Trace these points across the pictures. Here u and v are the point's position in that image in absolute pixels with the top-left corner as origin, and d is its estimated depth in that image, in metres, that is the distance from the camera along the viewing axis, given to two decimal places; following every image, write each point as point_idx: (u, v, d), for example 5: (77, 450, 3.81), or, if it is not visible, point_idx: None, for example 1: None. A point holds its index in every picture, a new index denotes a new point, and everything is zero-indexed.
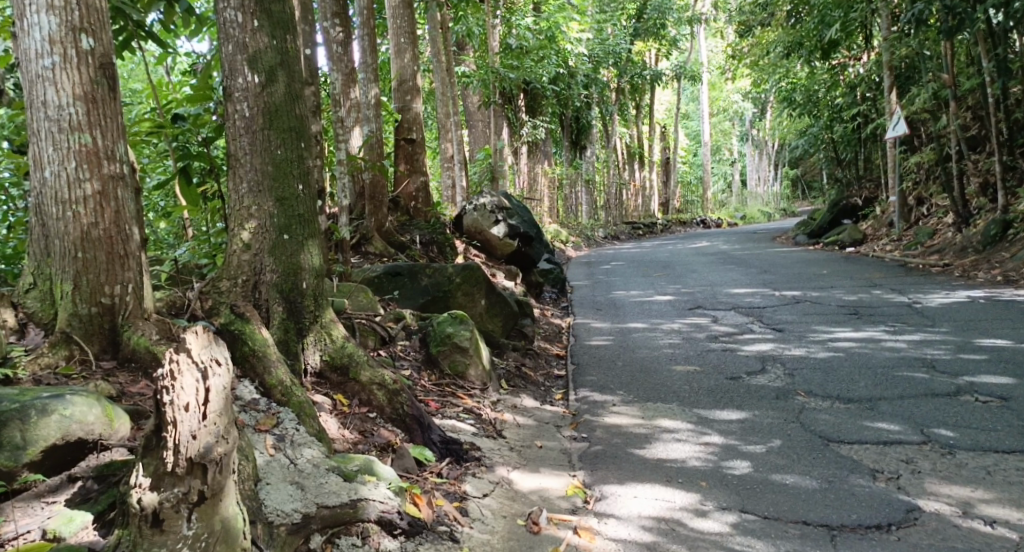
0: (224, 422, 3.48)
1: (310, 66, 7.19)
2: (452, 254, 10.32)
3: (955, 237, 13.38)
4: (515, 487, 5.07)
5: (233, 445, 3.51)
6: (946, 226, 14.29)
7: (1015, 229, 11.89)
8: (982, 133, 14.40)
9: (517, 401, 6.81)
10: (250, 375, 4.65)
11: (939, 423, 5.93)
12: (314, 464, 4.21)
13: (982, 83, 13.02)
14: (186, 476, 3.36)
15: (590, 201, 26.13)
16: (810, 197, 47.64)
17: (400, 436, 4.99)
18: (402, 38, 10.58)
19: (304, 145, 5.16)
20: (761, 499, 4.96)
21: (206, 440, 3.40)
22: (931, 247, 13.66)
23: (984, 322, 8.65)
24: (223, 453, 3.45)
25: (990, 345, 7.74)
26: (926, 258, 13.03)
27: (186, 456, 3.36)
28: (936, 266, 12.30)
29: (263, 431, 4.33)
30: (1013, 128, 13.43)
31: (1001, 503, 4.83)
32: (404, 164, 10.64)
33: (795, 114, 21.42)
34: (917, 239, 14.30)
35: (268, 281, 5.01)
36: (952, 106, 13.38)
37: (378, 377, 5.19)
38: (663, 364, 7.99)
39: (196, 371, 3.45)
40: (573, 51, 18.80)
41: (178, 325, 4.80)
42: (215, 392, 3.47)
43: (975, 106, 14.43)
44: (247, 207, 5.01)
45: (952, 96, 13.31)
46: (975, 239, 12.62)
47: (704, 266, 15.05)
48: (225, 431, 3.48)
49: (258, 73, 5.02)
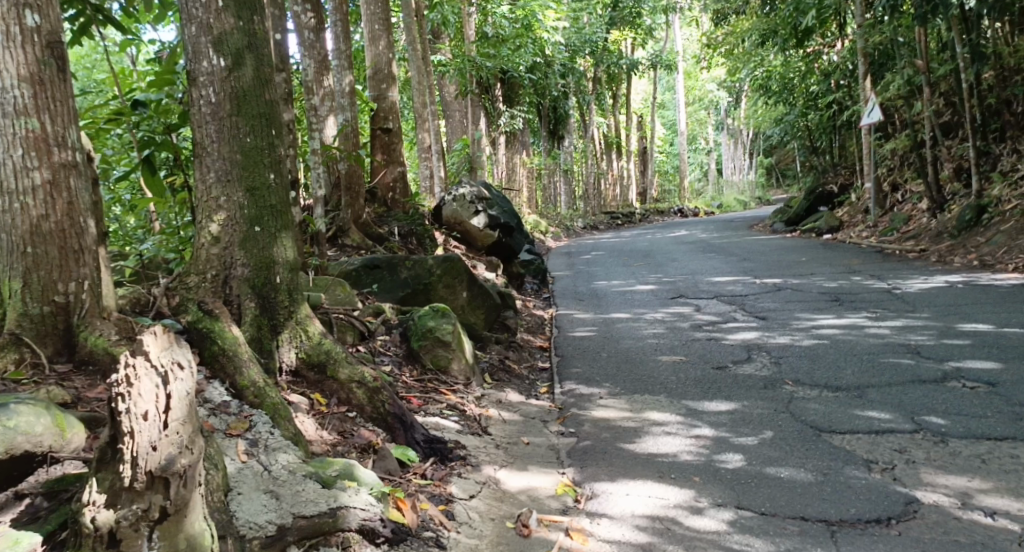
0: (189, 431, 3.26)
1: (280, 52, 6.94)
2: (431, 246, 10.07)
3: (930, 223, 13.33)
4: (503, 487, 4.87)
5: (200, 455, 3.28)
6: (921, 212, 14.23)
7: (989, 214, 11.82)
8: (955, 119, 14.29)
9: (502, 395, 6.61)
10: (220, 376, 4.40)
11: (929, 410, 5.79)
12: (290, 469, 3.98)
13: (955, 68, 12.92)
14: (145, 491, 3.14)
15: (569, 191, 26.02)
16: (784, 185, 47.78)
17: (382, 435, 4.77)
18: (376, 25, 10.31)
19: (274, 133, 4.91)
20: (757, 495, 4.79)
21: (168, 451, 3.17)
22: (906, 233, 13.59)
23: (965, 307, 8.54)
24: (187, 465, 3.21)
25: (973, 330, 7.62)
26: (902, 243, 12.95)
27: (145, 469, 3.13)
28: (912, 252, 12.21)
29: (235, 436, 4.09)
30: (986, 112, 13.36)
31: (1000, 493, 4.68)
32: (381, 154, 10.39)
33: (771, 103, 21.32)
34: (893, 225, 14.24)
35: (239, 276, 4.76)
36: (925, 92, 13.32)
37: (358, 374, 4.96)
38: (648, 354, 7.82)
39: (156, 376, 3.23)
40: (549, 39, 18.55)
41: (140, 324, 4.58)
42: (177, 397, 3.24)
43: (949, 92, 14.37)
44: (215, 198, 4.75)
45: (925, 82, 13.24)
46: (951, 224, 12.56)
47: (684, 254, 14.91)
48: (189, 441, 3.24)
49: (223, 55, 4.76)
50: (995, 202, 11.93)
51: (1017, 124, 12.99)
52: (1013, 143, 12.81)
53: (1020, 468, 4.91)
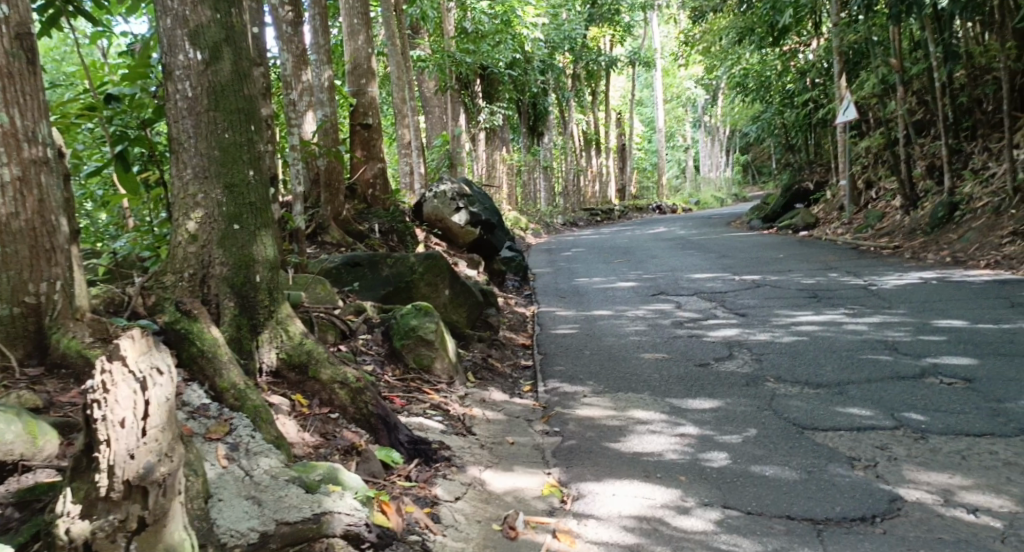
0: (168, 438, 3.17)
1: (258, 46, 6.84)
2: (412, 243, 9.98)
3: (904, 220, 13.40)
4: (489, 489, 4.80)
5: (179, 464, 3.20)
6: (895, 209, 14.31)
7: (961, 212, 11.88)
8: (927, 118, 14.37)
9: (486, 394, 6.55)
10: (198, 378, 4.29)
11: (909, 406, 5.78)
12: (272, 474, 3.89)
13: (928, 67, 12.96)
14: (123, 501, 3.06)
15: (548, 187, 26.04)
16: (761, 182, 48.06)
17: (365, 437, 4.69)
18: (355, 19, 10.21)
19: (254, 129, 4.81)
20: (743, 494, 4.75)
21: (146, 459, 3.09)
22: (881, 230, 13.66)
23: (939, 303, 8.57)
24: (166, 473, 3.13)
25: (948, 326, 7.64)
26: (876, 240, 13.01)
27: (123, 479, 3.05)
28: (886, 249, 12.25)
29: (214, 440, 3.99)
30: (957, 111, 13.44)
31: (980, 489, 4.67)
32: (361, 150, 10.29)
33: (748, 101, 21.41)
34: (867, 222, 14.31)
35: (217, 275, 4.65)
36: (899, 91, 13.40)
37: (341, 374, 4.88)
38: (631, 352, 7.78)
39: (133, 382, 3.10)
40: (528, 35, 18.50)
41: (113, 325, 4.47)
42: (155, 405, 3.14)
43: (921, 91, 14.46)
44: (192, 195, 4.64)
45: (898, 82, 13.30)
46: (923, 221, 12.63)
47: (663, 251, 14.91)
48: (169, 448, 3.17)
49: (200, 48, 4.64)
50: (967, 199, 12.00)
51: (987, 122, 12.89)
52: (983, 141, 12.83)
53: (999, 464, 4.91)
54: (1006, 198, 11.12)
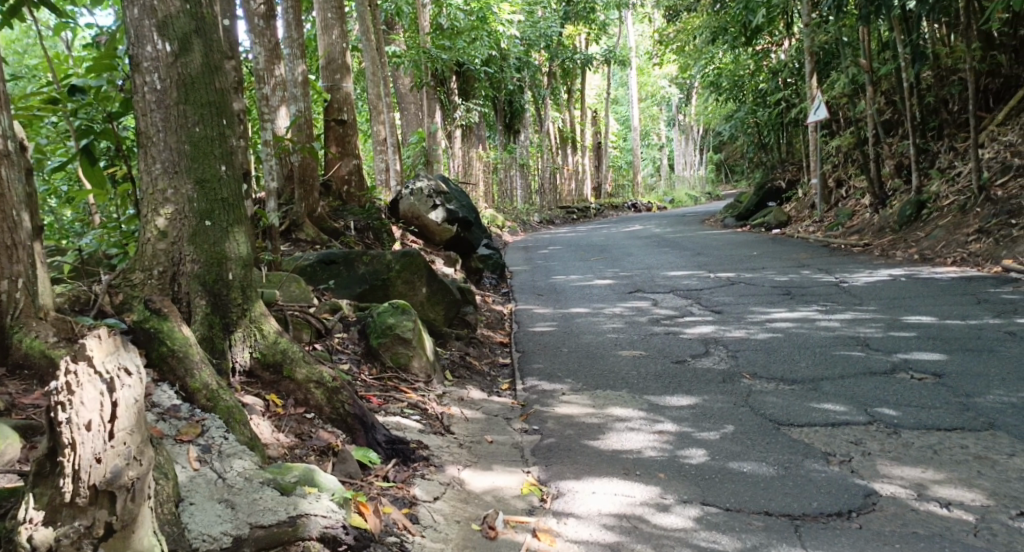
0: (136, 441, 3.09)
1: (229, 39, 6.74)
2: (388, 240, 9.89)
3: (873, 218, 13.48)
4: (467, 488, 4.73)
5: (148, 467, 3.13)
6: (865, 207, 14.40)
7: (929, 210, 11.96)
8: (896, 117, 14.48)
9: (463, 392, 6.49)
10: (169, 378, 4.19)
11: (883, 402, 5.79)
12: (246, 476, 3.80)
13: (895, 66, 12.94)
14: (89, 507, 2.97)
15: (525, 185, 25.99)
16: (734, 181, 48.33)
17: (341, 437, 4.61)
18: (329, 14, 10.16)
19: (226, 123, 4.71)
20: (721, 490, 4.72)
21: (113, 463, 3.01)
22: (851, 228, 13.74)
23: (909, 299, 8.61)
24: (135, 477, 3.05)
25: (918, 322, 7.67)
26: (846, 238, 13.07)
27: (89, 483, 2.96)
28: (856, 247, 12.32)
29: (185, 442, 3.89)
30: (925, 111, 13.53)
31: (953, 483, 4.67)
32: (336, 146, 10.17)
33: (720, 101, 21.50)
34: (838, 220, 14.39)
35: (188, 272, 4.55)
36: (868, 91, 13.47)
37: (316, 374, 4.79)
38: (609, 349, 7.74)
39: (100, 383, 3.03)
40: (504, 33, 18.42)
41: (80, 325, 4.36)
42: (123, 406, 3.06)
43: (890, 91, 14.55)
44: (162, 190, 4.55)
45: (868, 82, 13.36)
46: (892, 219, 12.70)
47: (639, 249, 14.90)
48: (137, 451, 3.09)
49: (169, 40, 4.54)
50: (934, 197, 12.06)
51: (953, 122, 13.05)
52: (949, 140, 12.89)
53: (971, 458, 4.92)
54: (972, 197, 11.17)
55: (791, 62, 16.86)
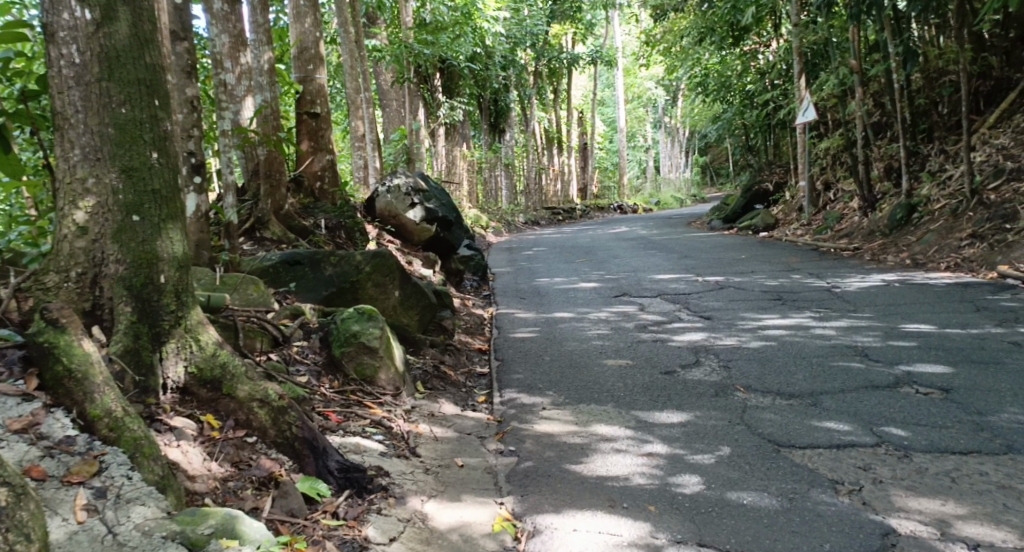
0: None
1: (179, 18, 6.12)
2: (361, 240, 9.25)
3: (863, 221, 13.00)
4: (431, 525, 4.17)
5: None
6: (853, 210, 13.88)
7: (920, 213, 11.46)
8: (885, 120, 14.07)
9: (434, 406, 5.91)
10: (65, 403, 3.57)
11: (889, 420, 5.26)
12: (144, 531, 3.30)
13: (884, 67, 12.37)
14: None
15: (510, 185, 25.32)
16: (720, 182, 47.89)
17: (287, 464, 4.06)
18: (301, 1, 9.63)
19: (159, 104, 4.13)
20: (719, 527, 4.18)
21: None
22: (840, 231, 13.23)
23: (903, 307, 8.09)
24: None
25: (918, 331, 7.16)
26: (837, 242, 12.59)
27: None
28: (847, 251, 11.81)
29: (75, 485, 3.35)
30: (914, 113, 13.02)
31: (978, 520, 4.15)
32: (307, 141, 9.51)
33: (708, 101, 20.55)
34: (827, 224, 13.89)
35: (111, 274, 3.98)
36: (857, 93, 12.88)
37: (260, 391, 4.22)
38: (592, 358, 7.19)
39: None
40: (488, 30, 17.65)
41: None
42: None
43: (878, 92, 14.00)
44: (81, 179, 3.96)
45: (857, 83, 12.78)
46: (882, 223, 12.22)
47: (624, 251, 14.37)
48: None
49: (90, 7, 3.94)
50: (925, 201, 11.58)
51: (944, 126, 12.48)
52: (940, 143, 12.40)
53: (994, 488, 4.39)
54: (963, 201, 10.73)
55: (780, 63, 16.46)
